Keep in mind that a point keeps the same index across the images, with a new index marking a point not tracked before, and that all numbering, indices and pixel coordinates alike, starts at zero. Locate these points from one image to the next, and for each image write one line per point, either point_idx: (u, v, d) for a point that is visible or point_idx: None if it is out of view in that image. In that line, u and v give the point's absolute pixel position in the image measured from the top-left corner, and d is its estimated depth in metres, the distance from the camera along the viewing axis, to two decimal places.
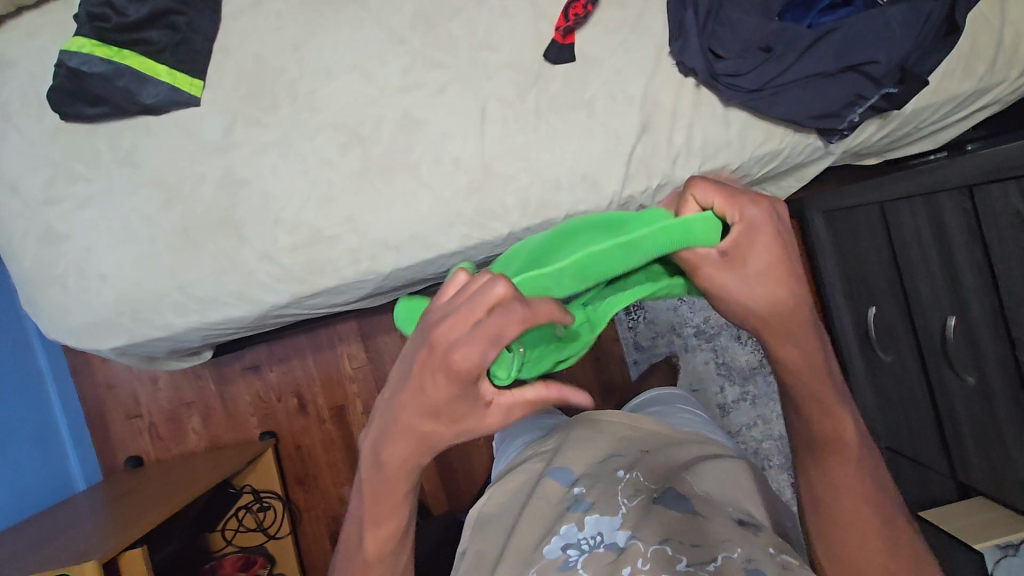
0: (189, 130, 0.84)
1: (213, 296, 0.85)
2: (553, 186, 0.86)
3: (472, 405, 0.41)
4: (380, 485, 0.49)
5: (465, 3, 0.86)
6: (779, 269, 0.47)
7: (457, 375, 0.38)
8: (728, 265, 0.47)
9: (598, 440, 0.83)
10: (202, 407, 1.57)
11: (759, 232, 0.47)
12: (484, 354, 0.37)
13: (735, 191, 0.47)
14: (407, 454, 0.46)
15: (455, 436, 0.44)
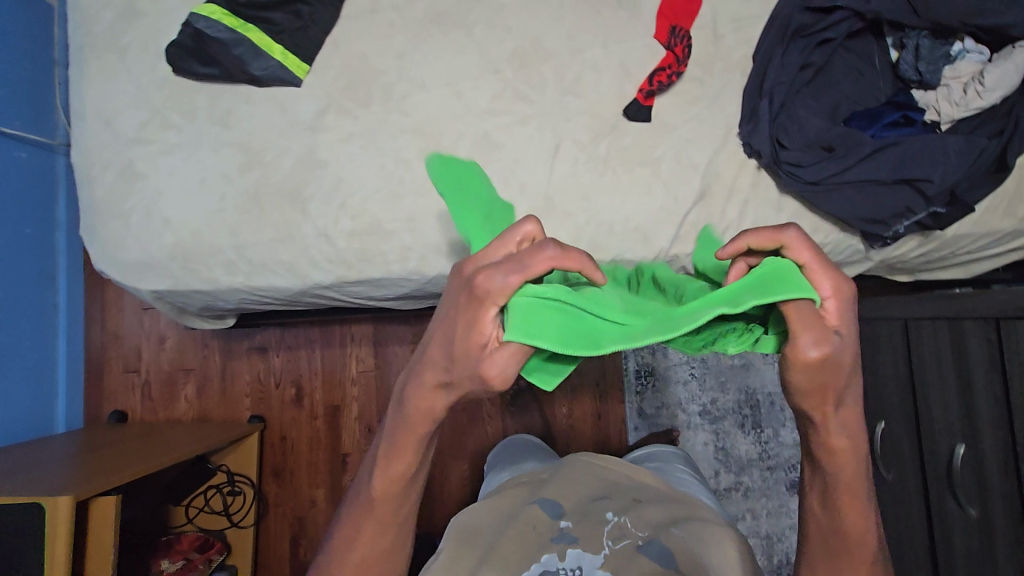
0: (284, 106, 0.89)
1: (264, 262, 0.88)
2: (607, 231, 0.90)
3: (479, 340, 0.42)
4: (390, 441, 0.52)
5: (561, 50, 0.93)
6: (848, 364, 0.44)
7: (477, 293, 0.42)
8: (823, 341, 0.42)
9: (590, 481, 0.82)
10: (201, 376, 1.56)
11: (846, 314, 0.44)
12: (507, 278, 0.41)
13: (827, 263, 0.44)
14: (430, 397, 0.47)
15: (463, 379, 0.44)
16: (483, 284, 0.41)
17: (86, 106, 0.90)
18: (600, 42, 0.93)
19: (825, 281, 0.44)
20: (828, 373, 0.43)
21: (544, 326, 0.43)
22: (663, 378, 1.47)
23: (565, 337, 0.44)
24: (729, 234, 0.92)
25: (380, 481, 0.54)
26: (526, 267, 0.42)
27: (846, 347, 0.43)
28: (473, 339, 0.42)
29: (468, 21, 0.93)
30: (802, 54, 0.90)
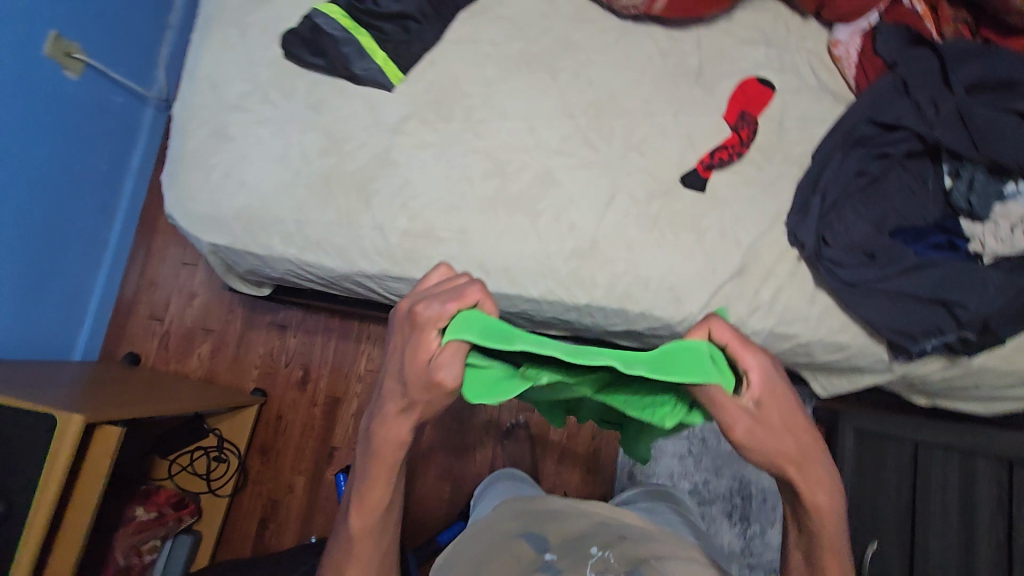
0: (373, 105, 0.97)
1: (319, 241, 0.94)
2: (642, 284, 0.94)
3: (420, 355, 0.53)
4: (365, 476, 0.61)
5: (634, 111, 0.99)
6: (787, 424, 0.53)
7: (418, 323, 0.53)
8: (753, 414, 0.52)
9: (575, 518, 0.83)
10: (218, 338, 1.60)
11: (770, 385, 0.52)
12: (445, 306, 0.52)
13: (745, 339, 0.51)
14: (395, 429, 0.58)
15: (421, 393, 0.54)
16: (420, 310, 0.53)
17: (199, 68, 0.99)
18: (671, 111, 0.99)
19: (748, 357, 0.51)
20: (761, 442, 0.53)
21: (469, 327, 0.52)
22: (658, 448, 1.45)
23: (487, 329, 0.51)
24: (758, 313, 0.95)
25: (360, 515, 0.62)
26: (460, 296, 0.53)
27: (771, 413, 0.52)
28: (418, 358, 0.53)
29: (555, 68, 1.00)
30: (859, 163, 0.95)
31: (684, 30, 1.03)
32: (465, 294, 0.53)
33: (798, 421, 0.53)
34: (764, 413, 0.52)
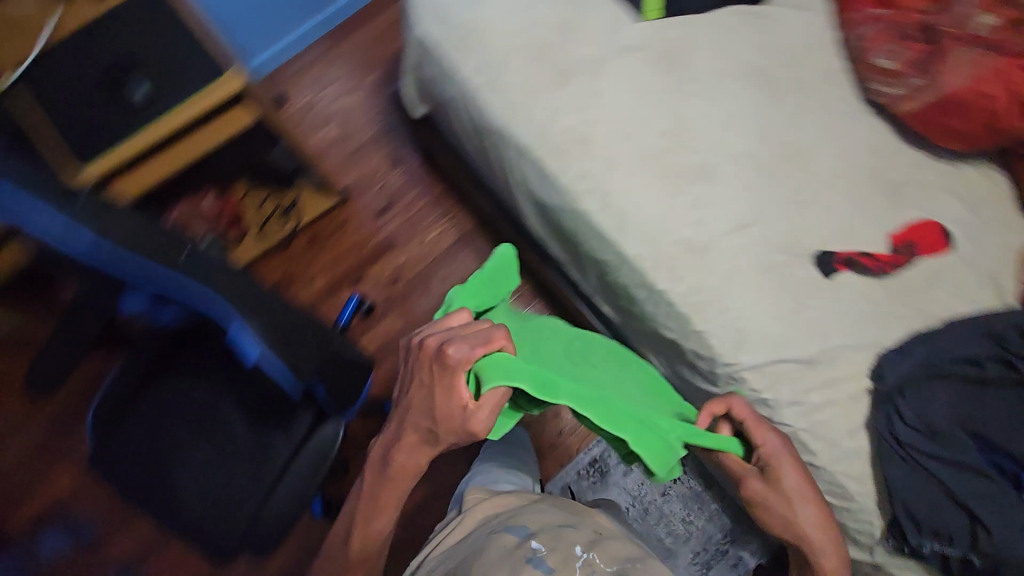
0: (616, 24, 1.06)
1: (498, 86, 1.04)
2: (718, 307, 0.95)
3: (458, 401, 0.68)
4: (382, 493, 0.80)
5: (817, 175, 1.01)
6: (804, 488, 0.76)
7: (448, 366, 0.67)
8: (772, 485, 0.76)
9: (552, 515, 0.85)
10: (346, 134, 1.73)
11: (781, 455, 0.76)
12: (472, 348, 0.67)
13: (760, 421, 0.78)
14: (413, 449, 0.76)
15: (453, 427, 0.69)
16: (455, 358, 0.67)
17: None
18: (848, 198, 1.00)
19: (763, 435, 0.77)
20: (770, 496, 0.76)
21: (516, 371, 0.67)
22: (605, 484, 1.54)
23: (537, 381, 0.67)
24: (796, 407, 0.92)
25: (371, 527, 0.82)
26: (486, 341, 0.68)
27: (785, 475, 0.76)
28: (453, 401, 0.68)
29: (777, 97, 1.04)
30: (979, 352, 0.90)
31: (908, 145, 1.04)
32: (493, 344, 0.68)
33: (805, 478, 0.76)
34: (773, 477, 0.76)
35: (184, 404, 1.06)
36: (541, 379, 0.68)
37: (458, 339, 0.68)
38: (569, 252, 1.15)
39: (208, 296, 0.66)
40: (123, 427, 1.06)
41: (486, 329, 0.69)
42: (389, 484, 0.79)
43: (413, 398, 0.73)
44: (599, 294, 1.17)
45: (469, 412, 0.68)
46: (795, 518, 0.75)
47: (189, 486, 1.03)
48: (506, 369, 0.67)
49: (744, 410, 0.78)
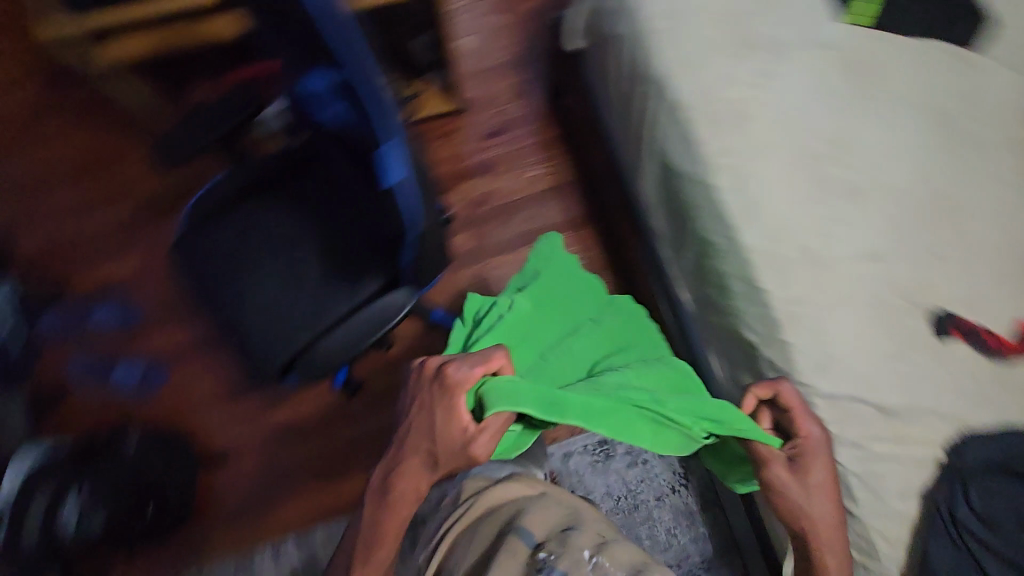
0: (812, 18, 1.03)
1: (675, 36, 1.02)
2: (814, 325, 0.91)
3: (456, 423, 0.71)
4: (387, 524, 0.78)
5: (965, 235, 0.95)
6: (828, 484, 0.76)
7: (450, 388, 0.71)
8: (801, 472, 0.75)
9: (554, 515, 0.87)
10: (484, 50, 1.74)
11: (817, 447, 0.77)
12: (473, 367, 0.71)
13: (806, 412, 0.77)
14: (415, 477, 0.76)
15: (455, 452, 0.72)
16: (459, 378, 0.70)
17: None
18: (989, 269, 0.94)
19: (807, 425, 0.77)
20: (795, 484, 0.75)
21: (519, 396, 0.67)
22: (605, 467, 1.56)
23: (544, 404, 0.67)
24: (856, 450, 0.88)
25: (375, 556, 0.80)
26: (485, 362, 0.71)
27: (815, 467, 0.76)
28: (455, 423, 0.71)
29: (953, 145, 0.98)
30: None
31: None
32: (492, 364, 0.71)
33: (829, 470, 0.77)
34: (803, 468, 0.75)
35: (277, 228, 1.17)
36: (550, 404, 0.67)
37: (463, 361, 0.72)
38: (671, 228, 1.14)
39: (390, 108, 0.67)
40: (218, 223, 1.17)
41: (487, 350, 0.73)
42: (394, 515, 0.78)
43: (415, 424, 0.75)
44: (684, 281, 1.16)
45: (470, 435, 0.71)
46: (805, 508, 0.75)
47: (252, 296, 1.14)
48: (512, 396, 0.67)
49: (792, 396, 0.78)
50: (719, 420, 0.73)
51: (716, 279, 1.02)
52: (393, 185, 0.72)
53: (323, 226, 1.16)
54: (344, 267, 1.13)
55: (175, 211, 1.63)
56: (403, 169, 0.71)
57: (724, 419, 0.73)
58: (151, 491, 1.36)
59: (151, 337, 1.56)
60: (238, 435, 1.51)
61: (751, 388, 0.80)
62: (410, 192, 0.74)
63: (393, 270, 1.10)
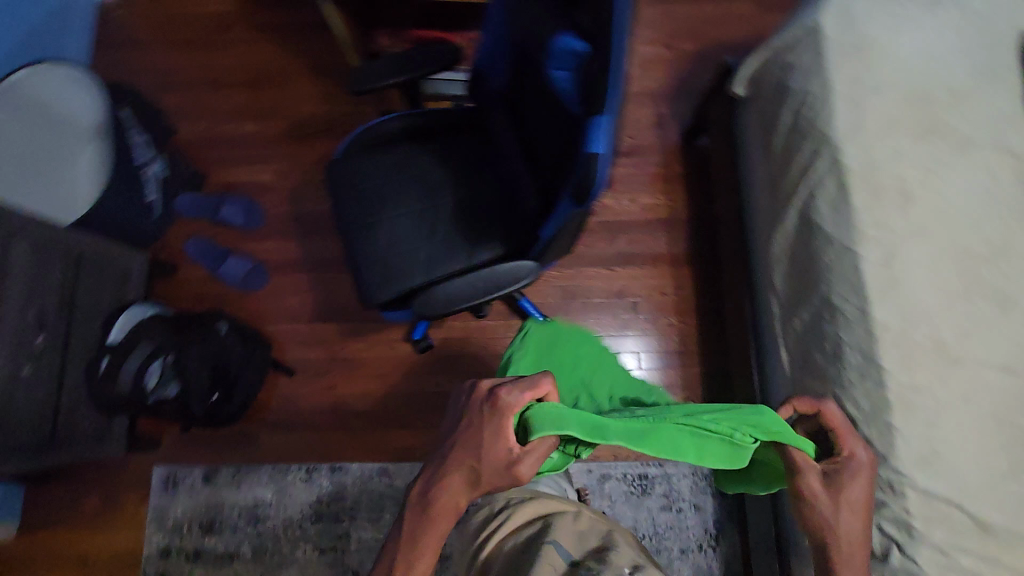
0: (1002, 125, 1.03)
1: (857, 106, 1.05)
2: (929, 417, 0.90)
3: (504, 448, 0.71)
4: (426, 530, 0.75)
5: None
6: (864, 506, 0.76)
7: (499, 409, 0.72)
8: (836, 486, 0.76)
9: (592, 531, 0.87)
10: (638, 75, 1.81)
11: (859, 466, 0.77)
12: (522, 393, 0.72)
13: (850, 431, 0.80)
14: (456, 489, 0.74)
15: (499, 472, 0.71)
16: (507, 404, 0.72)
17: None
18: None
19: (848, 441, 0.79)
20: (829, 494, 0.75)
21: (559, 419, 0.68)
22: (639, 501, 1.54)
23: (587, 425, 0.67)
24: (942, 555, 0.85)
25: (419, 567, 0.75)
26: (535, 386, 0.72)
27: (851, 484, 0.76)
28: (501, 444, 0.71)
29: None
30: None
31: None
32: (539, 390, 0.72)
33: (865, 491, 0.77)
34: (838, 482, 0.75)
35: (425, 175, 1.23)
36: (592, 427, 0.67)
37: (510, 385, 0.73)
38: (791, 286, 1.15)
39: (621, 72, 0.66)
40: (375, 155, 1.24)
41: (536, 376, 0.73)
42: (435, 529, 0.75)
43: (461, 438, 0.74)
44: (787, 340, 1.16)
45: (516, 457, 0.71)
46: (837, 525, 0.75)
47: (387, 230, 1.21)
48: (554, 421, 0.67)
49: (835, 412, 0.80)
50: (757, 426, 0.72)
51: (829, 346, 1.01)
52: (592, 153, 0.70)
53: (467, 187, 1.23)
54: (477, 228, 1.21)
55: (319, 141, 1.77)
56: (607, 139, 0.70)
57: (763, 427, 0.71)
58: (223, 382, 1.45)
59: (266, 241, 1.70)
60: (310, 356, 1.63)
61: (790, 400, 0.82)
62: (605, 165, 0.71)
63: (520, 244, 1.18)
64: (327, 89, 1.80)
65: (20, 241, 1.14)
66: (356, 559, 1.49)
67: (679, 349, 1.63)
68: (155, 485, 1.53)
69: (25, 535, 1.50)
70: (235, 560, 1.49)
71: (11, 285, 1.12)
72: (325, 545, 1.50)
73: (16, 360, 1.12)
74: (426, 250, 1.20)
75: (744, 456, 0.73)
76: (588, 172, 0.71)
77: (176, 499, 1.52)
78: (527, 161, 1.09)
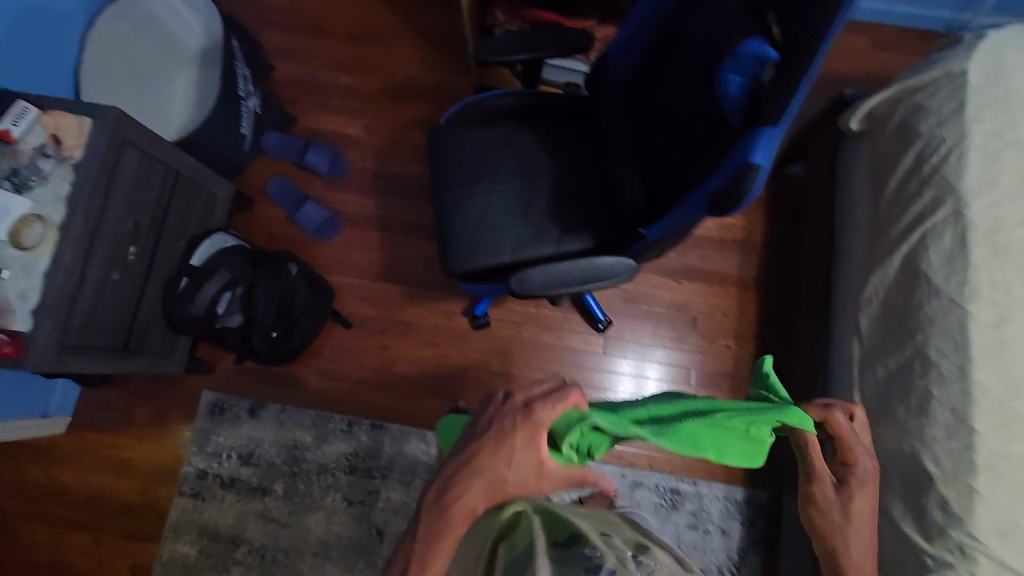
0: None
1: (993, 167, 1.04)
2: (1014, 486, 0.93)
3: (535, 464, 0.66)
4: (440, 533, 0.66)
5: None
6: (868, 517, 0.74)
7: (534, 423, 0.67)
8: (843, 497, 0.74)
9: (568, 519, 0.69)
10: None
11: (867, 478, 0.75)
12: (554, 407, 0.67)
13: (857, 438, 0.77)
14: (479, 502, 0.67)
15: (527, 489, 0.66)
16: (540, 420, 0.67)
17: None
18: None
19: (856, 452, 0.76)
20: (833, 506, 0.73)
21: (581, 421, 0.66)
22: (667, 514, 1.55)
23: (611, 423, 0.65)
24: None
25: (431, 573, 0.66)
26: (565, 399, 0.68)
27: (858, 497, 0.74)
28: (530, 458, 0.66)
29: None
30: None
31: None
32: (570, 405, 0.68)
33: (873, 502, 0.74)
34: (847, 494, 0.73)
35: (528, 156, 1.22)
36: (616, 427, 0.65)
37: (540, 401, 0.69)
38: (878, 331, 1.13)
39: (806, 87, 0.64)
40: (481, 127, 1.23)
41: (566, 389, 0.69)
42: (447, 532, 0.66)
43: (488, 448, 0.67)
44: (862, 386, 1.14)
45: (548, 472, 0.66)
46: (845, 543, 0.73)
47: (482, 203, 1.20)
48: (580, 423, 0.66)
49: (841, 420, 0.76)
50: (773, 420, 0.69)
51: (914, 397, 1.02)
52: (751, 163, 0.70)
53: (567, 174, 1.22)
54: (570, 217, 1.20)
55: (409, 103, 1.78)
56: (769, 152, 0.69)
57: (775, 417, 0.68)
58: (284, 320, 1.50)
59: (343, 193, 1.72)
60: (366, 313, 1.65)
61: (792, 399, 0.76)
62: (761, 177, 0.71)
63: (612, 240, 1.18)
64: (426, 54, 1.81)
65: (133, 152, 1.16)
66: (382, 516, 1.51)
67: (731, 373, 1.62)
68: (202, 409, 1.57)
69: (74, 433, 1.55)
70: (266, 496, 1.53)
71: (118, 193, 1.14)
72: (354, 498, 1.53)
73: (111, 267, 1.15)
74: (517, 228, 1.19)
75: (761, 451, 0.68)
76: (743, 181, 0.71)
77: (219, 426, 1.56)
78: (638, 158, 1.08)
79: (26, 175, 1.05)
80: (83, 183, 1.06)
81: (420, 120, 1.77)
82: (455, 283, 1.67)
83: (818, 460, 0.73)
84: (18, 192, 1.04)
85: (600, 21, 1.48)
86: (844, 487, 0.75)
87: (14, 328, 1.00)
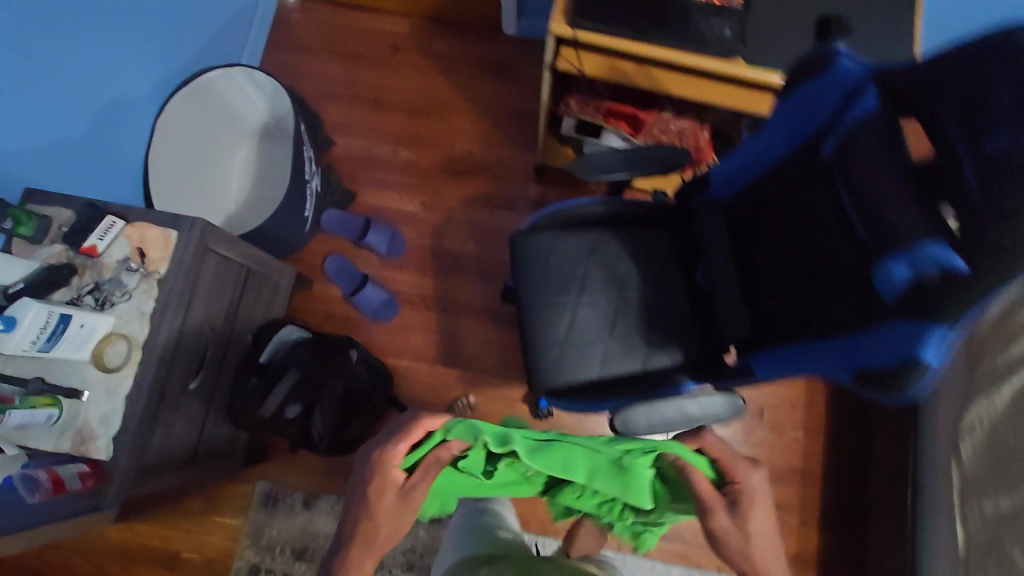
0: None
1: None
2: None
3: (393, 501, 0.71)
4: None
5: None
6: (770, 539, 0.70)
7: (386, 464, 0.72)
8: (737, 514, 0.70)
9: None
10: None
11: (753, 497, 0.71)
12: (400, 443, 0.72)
13: (733, 458, 0.74)
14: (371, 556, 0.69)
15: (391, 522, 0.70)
16: (387, 454, 0.72)
17: None
18: None
19: (732, 472, 0.73)
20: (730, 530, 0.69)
21: (466, 434, 0.71)
22: None
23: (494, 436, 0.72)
24: None
25: None
26: (413, 436, 0.73)
27: (753, 518, 0.70)
28: (387, 492, 0.71)
29: None
30: None
31: None
32: (414, 434, 0.73)
33: (767, 521, 0.70)
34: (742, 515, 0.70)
35: (614, 264, 1.19)
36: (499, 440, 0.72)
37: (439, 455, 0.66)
38: (982, 463, 1.11)
39: (992, 301, 0.61)
40: (568, 236, 1.19)
41: (410, 424, 0.75)
42: None
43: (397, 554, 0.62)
44: (966, 520, 1.12)
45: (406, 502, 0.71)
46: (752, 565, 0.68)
47: (569, 318, 1.16)
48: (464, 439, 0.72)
49: (713, 447, 0.76)
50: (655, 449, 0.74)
51: None
52: (921, 361, 0.66)
53: (653, 285, 1.19)
54: (659, 329, 1.16)
55: (468, 181, 1.75)
56: (942, 350, 0.65)
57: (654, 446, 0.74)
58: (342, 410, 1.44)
59: (401, 272, 1.69)
60: (425, 398, 1.60)
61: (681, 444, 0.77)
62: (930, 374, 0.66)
63: (702, 355, 1.15)
64: (487, 129, 1.78)
65: (211, 258, 1.12)
66: None
67: (803, 469, 1.52)
68: (255, 499, 1.52)
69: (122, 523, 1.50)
70: None
71: (198, 302, 1.10)
72: None
73: (186, 376, 1.11)
74: (603, 347, 1.15)
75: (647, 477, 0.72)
76: (908, 376, 0.67)
77: (272, 518, 1.51)
78: (744, 283, 1.02)
79: (109, 291, 1.00)
80: (167, 301, 1.02)
81: (480, 198, 1.74)
82: (517, 369, 1.62)
83: (701, 483, 0.70)
84: (100, 309, 1.00)
85: (676, 112, 1.41)
86: (737, 509, 0.70)
87: (94, 456, 0.95)
